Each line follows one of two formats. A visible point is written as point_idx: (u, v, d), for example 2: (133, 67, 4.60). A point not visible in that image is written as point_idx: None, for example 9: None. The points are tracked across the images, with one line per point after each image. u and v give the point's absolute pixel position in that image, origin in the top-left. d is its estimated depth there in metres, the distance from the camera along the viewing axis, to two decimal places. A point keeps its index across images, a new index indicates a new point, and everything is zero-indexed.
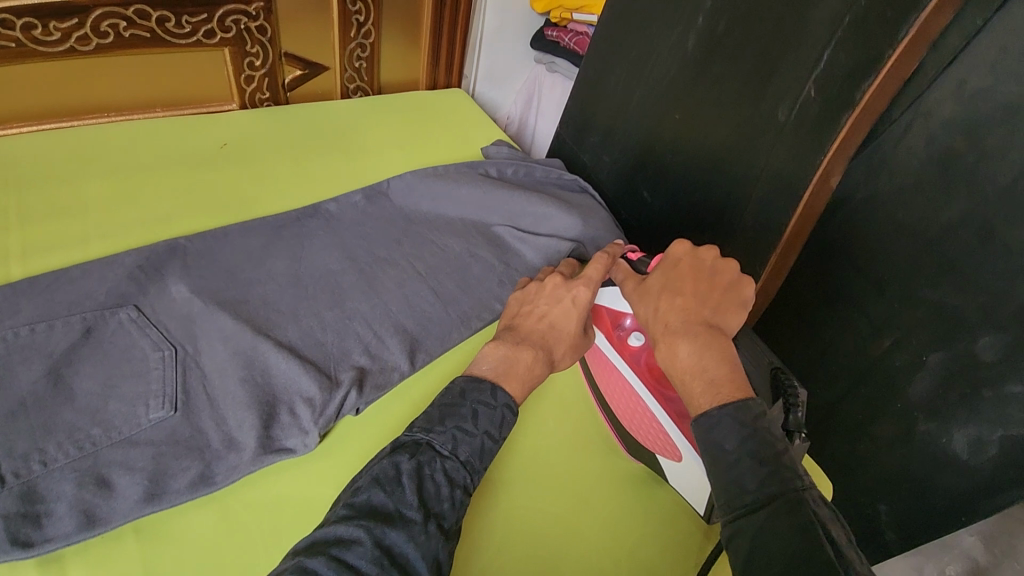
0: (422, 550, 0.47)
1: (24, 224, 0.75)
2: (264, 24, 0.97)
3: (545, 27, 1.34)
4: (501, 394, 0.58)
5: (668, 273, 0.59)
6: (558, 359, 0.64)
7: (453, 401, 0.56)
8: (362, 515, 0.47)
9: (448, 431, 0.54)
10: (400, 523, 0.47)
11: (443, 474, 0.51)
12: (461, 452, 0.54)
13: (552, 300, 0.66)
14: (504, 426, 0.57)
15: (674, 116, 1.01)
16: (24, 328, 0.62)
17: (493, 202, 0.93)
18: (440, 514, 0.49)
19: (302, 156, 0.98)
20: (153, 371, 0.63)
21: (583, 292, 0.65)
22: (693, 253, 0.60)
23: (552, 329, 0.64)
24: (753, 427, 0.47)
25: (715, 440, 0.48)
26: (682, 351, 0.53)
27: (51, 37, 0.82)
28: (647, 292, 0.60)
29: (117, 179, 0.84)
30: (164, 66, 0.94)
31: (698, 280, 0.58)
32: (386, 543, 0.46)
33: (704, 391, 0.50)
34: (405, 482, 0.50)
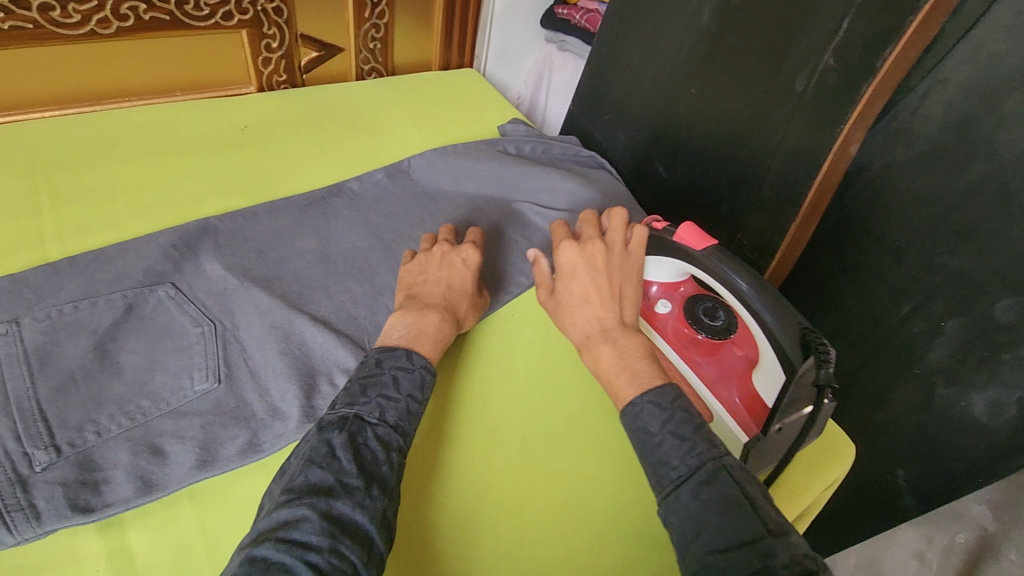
0: (369, 512, 0.49)
1: (56, 207, 0.76)
2: (281, 5, 0.98)
3: (555, 6, 1.34)
4: (417, 356, 0.62)
5: (569, 281, 0.67)
6: (463, 317, 0.72)
7: (371, 372, 0.59)
8: (305, 495, 0.48)
9: (373, 401, 0.57)
10: (343, 493, 0.49)
11: (376, 440, 0.54)
12: (390, 418, 0.57)
13: (445, 267, 0.74)
14: (425, 386, 0.61)
15: (690, 91, 1.01)
16: (67, 306, 0.63)
17: (513, 179, 0.94)
18: (380, 478, 0.52)
19: (322, 136, 0.99)
20: (195, 346, 0.65)
21: (470, 254, 0.76)
22: (582, 255, 0.68)
23: (450, 290, 0.72)
24: (672, 408, 0.54)
25: (641, 424, 0.54)
26: (602, 359, 0.61)
27: (71, 19, 0.82)
28: (561, 298, 0.68)
29: (144, 162, 0.85)
30: (182, 49, 0.94)
31: (599, 282, 0.66)
32: (334, 512, 0.48)
33: (628, 383, 0.58)
34: (340, 455, 0.52)
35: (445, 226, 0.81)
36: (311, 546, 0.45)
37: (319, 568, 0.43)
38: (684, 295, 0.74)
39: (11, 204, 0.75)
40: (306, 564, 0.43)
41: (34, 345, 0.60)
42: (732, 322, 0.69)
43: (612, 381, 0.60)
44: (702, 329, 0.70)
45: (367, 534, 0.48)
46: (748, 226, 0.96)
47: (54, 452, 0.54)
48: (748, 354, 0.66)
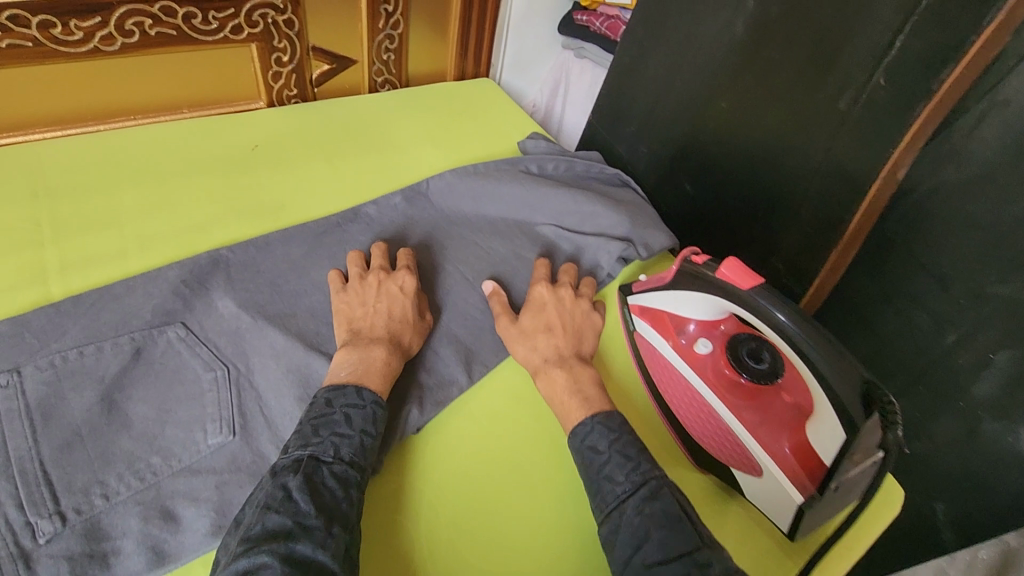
0: (332, 552, 0.48)
1: (58, 238, 0.72)
2: (292, 17, 0.93)
3: (574, 11, 1.28)
4: (368, 391, 0.60)
5: (533, 312, 0.72)
6: (410, 345, 0.68)
7: (321, 413, 0.58)
8: (265, 542, 0.47)
9: (325, 440, 0.55)
10: (302, 534, 0.48)
11: (334, 478, 0.53)
12: (345, 454, 0.55)
13: (383, 296, 0.70)
14: (379, 421, 0.59)
15: (719, 105, 0.95)
16: (72, 352, 0.59)
17: (537, 202, 0.89)
18: (341, 515, 0.51)
19: (336, 155, 0.94)
20: (208, 393, 0.61)
21: (407, 280, 0.73)
22: (555, 294, 0.74)
23: (392, 319, 0.68)
24: (619, 429, 0.59)
25: (589, 444, 0.59)
26: (551, 385, 0.65)
27: (73, 36, 0.77)
28: (523, 325, 0.71)
29: (152, 186, 0.81)
30: (189, 65, 0.89)
31: (565, 320, 0.71)
32: (296, 555, 0.46)
33: (580, 406, 0.62)
34: (297, 497, 0.50)
35: (376, 249, 0.77)
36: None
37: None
38: (725, 333, 0.70)
39: (11, 236, 0.70)
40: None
41: (37, 398, 0.56)
42: (778, 365, 0.65)
43: (560, 403, 0.64)
44: (747, 373, 0.65)
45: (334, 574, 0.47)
46: (783, 250, 0.92)
47: (60, 520, 0.50)
48: (797, 403, 0.62)
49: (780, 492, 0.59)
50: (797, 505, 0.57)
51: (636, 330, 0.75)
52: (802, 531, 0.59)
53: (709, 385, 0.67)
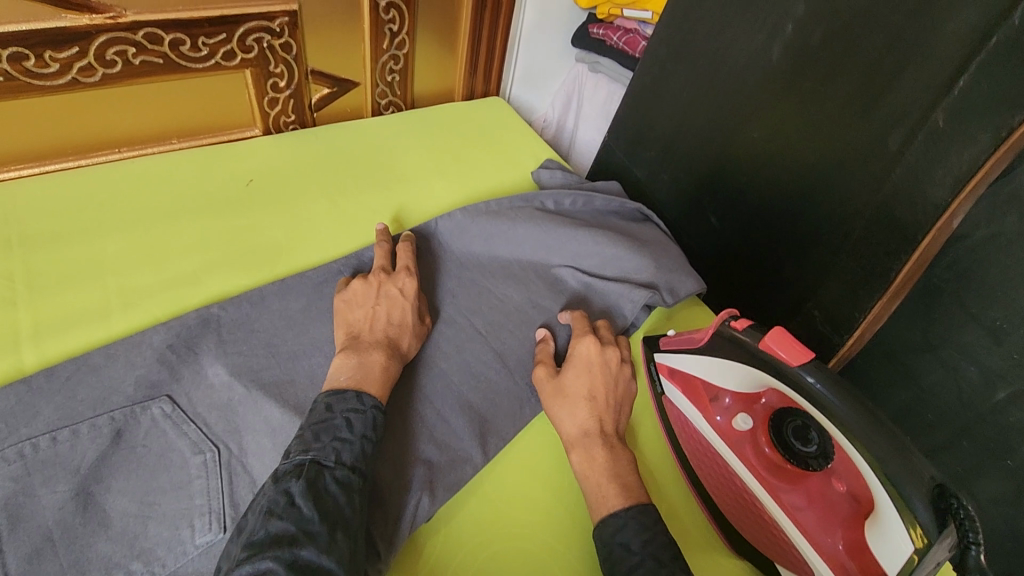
0: (336, 560, 0.46)
1: (34, 295, 0.65)
2: (289, 41, 0.86)
3: (589, 24, 1.21)
4: (369, 397, 0.57)
5: (580, 372, 0.65)
6: (407, 350, 0.66)
7: (322, 417, 0.55)
8: (267, 549, 0.44)
9: (326, 445, 0.53)
10: (306, 539, 0.46)
11: (336, 483, 0.50)
12: (347, 459, 0.52)
13: (383, 297, 0.69)
14: (379, 427, 0.57)
15: (750, 135, 0.89)
16: (44, 439, 0.53)
17: (554, 241, 0.81)
18: (344, 523, 0.48)
19: (337, 191, 0.87)
20: (196, 482, 0.54)
21: (407, 282, 0.71)
22: (602, 354, 0.66)
23: (391, 323, 0.67)
24: (654, 525, 0.53)
25: (620, 541, 0.52)
26: (584, 464, 0.59)
27: (48, 68, 0.71)
28: (565, 385, 0.64)
29: (139, 230, 0.74)
30: (178, 94, 0.83)
31: (609, 387, 0.64)
32: (300, 562, 0.44)
33: (617, 494, 0.56)
34: (300, 502, 0.48)
35: (379, 246, 0.76)
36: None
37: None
38: (767, 406, 0.64)
39: None
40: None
41: (4, 497, 0.50)
42: (828, 447, 0.59)
43: (593, 487, 0.57)
44: (793, 457, 0.60)
45: None
46: (818, 296, 0.85)
47: None
48: (852, 493, 0.56)
49: None
50: None
51: (665, 394, 0.69)
52: None
53: (750, 469, 0.61)
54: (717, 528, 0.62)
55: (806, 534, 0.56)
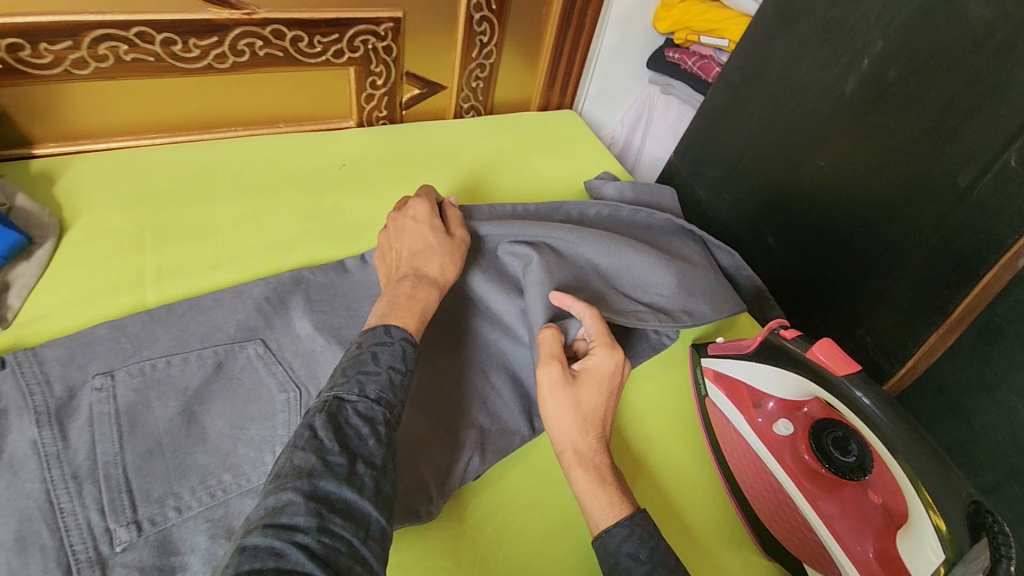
0: (359, 491, 0.48)
1: (159, 243, 0.76)
2: (391, 44, 0.96)
3: (666, 48, 1.26)
4: (396, 330, 0.60)
5: (596, 389, 0.62)
6: (440, 271, 0.70)
7: (353, 355, 0.57)
8: (288, 478, 0.46)
9: (351, 380, 0.54)
10: (326, 471, 0.47)
11: (359, 415, 0.52)
12: (372, 392, 0.54)
13: (401, 232, 0.74)
14: (408, 357, 0.59)
15: (817, 161, 0.91)
16: (161, 361, 0.62)
17: (588, 242, 0.75)
18: (367, 454, 0.50)
19: (420, 181, 0.96)
20: (279, 415, 0.62)
21: (418, 209, 0.75)
22: (616, 371, 0.63)
23: (414, 252, 0.71)
24: (655, 534, 0.55)
25: (626, 551, 0.54)
26: (585, 479, 0.59)
27: (190, 53, 0.82)
28: (577, 395, 0.61)
29: (246, 200, 0.84)
30: (290, 84, 0.93)
31: (610, 404, 0.63)
32: (320, 492, 0.46)
33: (605, 506, 0.57)
34: (322, 435, 0.49)
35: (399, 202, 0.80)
36: (299, 531, 0.43)
37: (309, 549, 0.42)
38: (809, 416, 0.65)
39: (118, 239, 0.75)
40: (295, 547, 0.42)
41: (127, 403, 0.58)
42: (867, 460, 0.60)
43: (590, 496, 0.58)
44: (831, 464, 0.61)
45: (362, 510, 0.47)
46: (874, 322, 0.86)
47: (135, 529, 0.51)
48: (885, 506, 0.57)
49: None
50: None
51: (709, 397, 0.72)
52: None
53: (786, 469, 0.63)
54: (744, 520, 0.65)
55: (838, 538, 0.57)
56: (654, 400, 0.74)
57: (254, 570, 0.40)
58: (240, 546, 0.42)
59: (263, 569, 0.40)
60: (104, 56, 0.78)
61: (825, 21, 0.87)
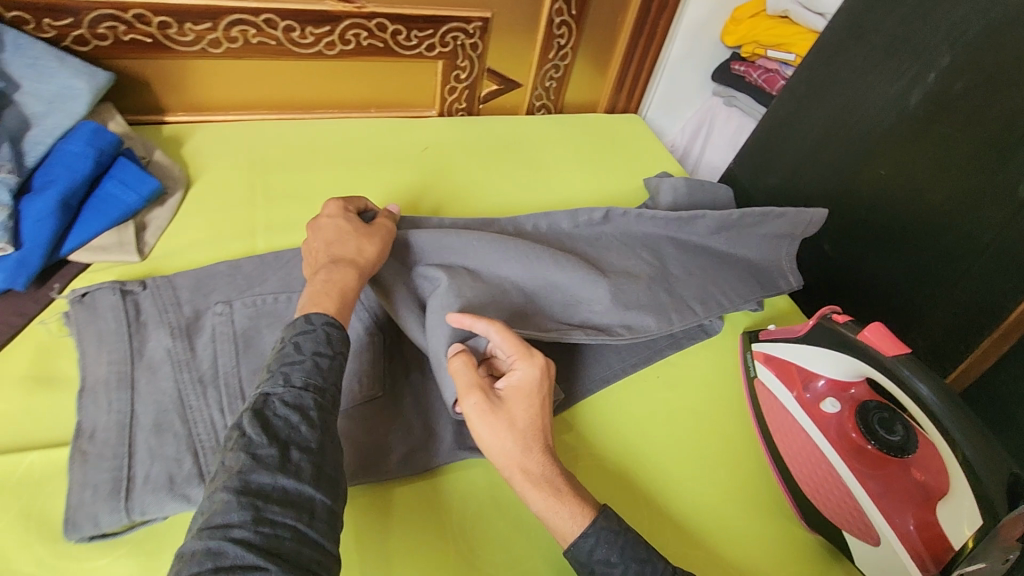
0: (294, 478, 0.47)
1: (268, 202, 0.86)
2: (478, 42, 1.05)
3: (732, 61, 1.32)
4: (317, 316, 0.59)
5: (527, 401, 0.58)
6: (359, 258, 0.67)
7: (276, 349, 0.56)
8: (219, 479, 0.46)
9: (276, 373, 0.53)
10: (256, 464, 0.46)
11: (285, 405, 0.51)
12: (298, 380, 0.53)
13: (316, 230, 0.70)
14: (335, 342, 0.58)
15: (878, 172, 0.94)
16: (270, 296, 0.70)
17: (513, 258, 0.73)
18: (299, 441, 0.49)
19: (495, 167, 1.04)
20: (366, 353, 0.69)
21: (335, 208, 0.72)
22: (540, 380, 0.60)
23: (328, 245, 0.68)
24: (622, 530, 0.55)
25: (599, 559, 0.53)
26: (540, 497, 0.55)
27: (305, 40, 0.93)
28: (504, 412, 0.58)
29: (341, 171, 0.94)
30: (383, 72, 1.03)
31: (544, 414, 0.59)
32: (253, 484, 0.45)
33: (565, 521, 0.55)
34: (248, 430, 0.48)
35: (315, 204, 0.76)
36: (235, 527, 0.43)
37: (249, 541, 0.43)
38: (855, 398, 0.69)
39: (231, 195, 0.86)
40: (231, 543, 0.42)
41: (241, 327, 0.67)
42: (910, 441, 0.64)
43: (551, 515, 0.55)
44: (876, 441, 0.65)
45: (301, 494, 0.47)
46: (926, 323, 0.93)
47: None
48: (925, 483, 0.61)
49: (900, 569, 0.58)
50: None
51: (758, 377, 0.75)
52: None
53: (831, 442, 0.66)
54: (785, 490, 0.68)
55: (880, 507, 0.61)
56: (702, 377, 0.79)
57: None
58: (179, 557, 0.42)
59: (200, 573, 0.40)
60: (235, 38, 0.89)
61: (893, 36, 0.91)
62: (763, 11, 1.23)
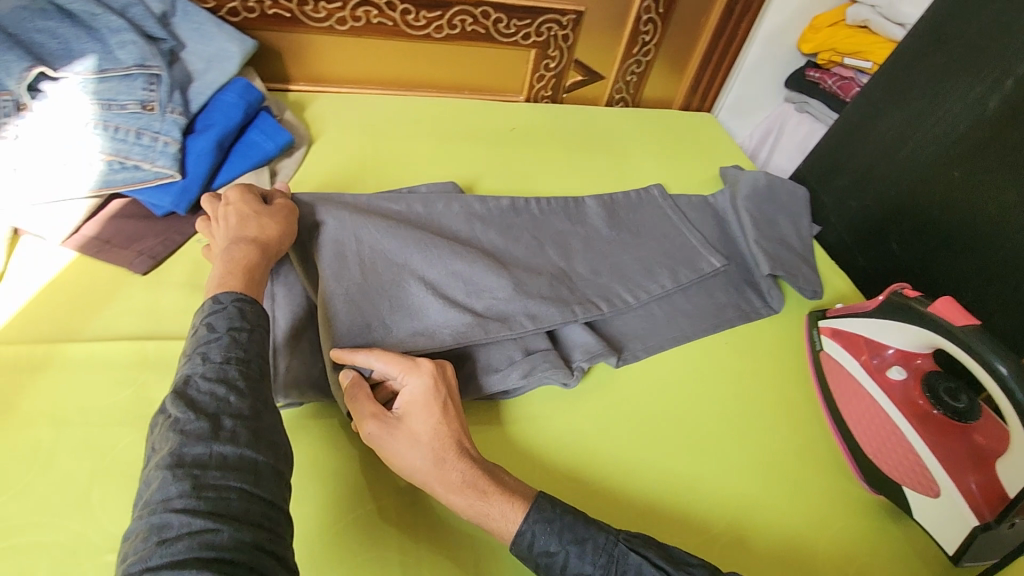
0: (230, 443, 0.48)
1: (378, 163, 0.97)
2: (570, 34, 1.13)
3: (807, 68, 1.36)
4: (226, 295, 0.58)
5: (424, 413, 0.59)
6: (259, 241, 0.66)
7: (193, 336, 0.56)
8: (156, 462, 0.47)
9: (193, 358, 0.53)
10: (186, 440, 0.47)
11: (206, 383, 0.51)
12: (217, 356, 0.53)
13: (217, 220, 0.68)
14: (247, 316, 0.58)
15: (951, 174, 0.97)
16: None
17: (413, 247, 0.73)
18: (228, 410, 0.50)
19: (575, 149, 1.12)
20: None
21: (231, 194, 0.70)
22: (433, 387, 0.60)
23: (229, 230, 0.66)
24: (558, 514, 0.56)
25: (540, 548, 0.55)
26: (463, 502, 0.56)
27: (418, 23, 1.03)
28: (403, 429, 0.58)
29: (439, 142, 1.04)
30: (482, 57, 1.13)
31: (452, 417, 0.60)
32: (187, 459, 0.46)
33: (496, 517, 0.56)
34: (173, 412, 0.49)
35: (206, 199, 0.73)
36: (175, 497, 0.44)
37: (191, 508, 0.44)
38: (920, 368, 0.73)
39: (345, 155, 0.97)
40: (173, 514, 0.43)
41: None
42: (975, 409, 0.68)
43: (483, 516, 0.56)
44: (941, 406, 0.69)
45: (239, 457, 0.48)
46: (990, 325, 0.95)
47: None
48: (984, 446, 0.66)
49: (959, 515, 0.62)
50: (971, 527, 0.61)
51: (824, 350, 0.80)
52: (967, 559, 0.63)
53: (897, 405, 0.71)
54: (847, 452, 0.73)
55: (944, 464, 0.65)
56: (767, 346, 0.84)
57: (139, 552, 0.42)
58: (125, 537, 0.44)
59: (146, 548, 0.42)
60: (359, 17, 1.00)
61: (974, 44, 0.95)
62: (843, 21, 1.28)
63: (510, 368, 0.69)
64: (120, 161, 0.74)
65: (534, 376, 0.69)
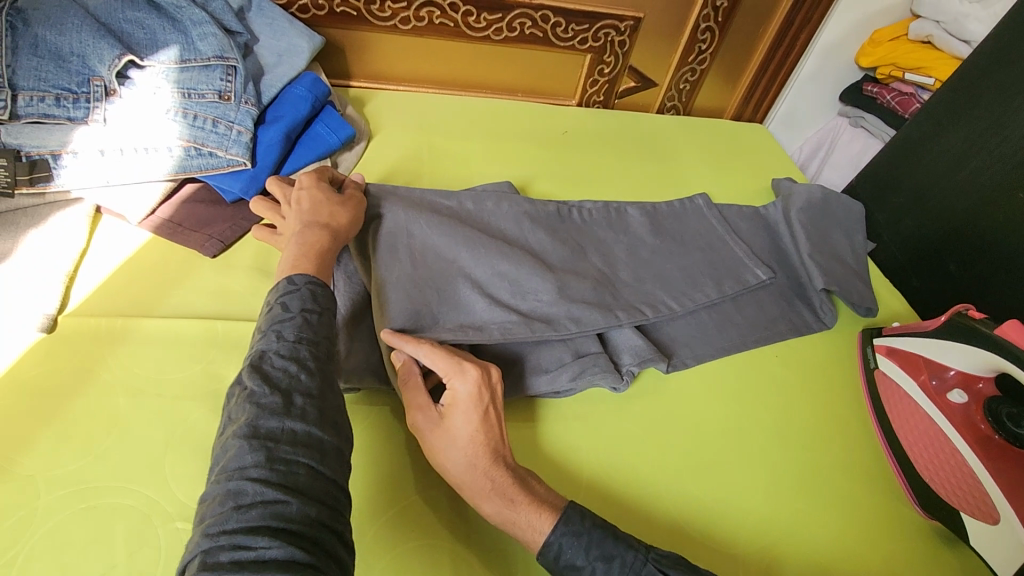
0: (302, 420, 0.47)
1: (433, 159, 0.99)
2: (626, 39, 1.14)
3: (864, 82, 1.33)
4: (300, 275, 0.58)
5: (467, 416, 0.57)
6: (332, 227, 0.66)
7: (265, 311, 0.55)
8: (231, 432, 0.46)
9: (268, 332, 0.52)
10: (263, 411, 0.46)
11: (281, 358, 0.50)
12: (291, 334, 0.52)
13: (289, 203, 0.70)
14: (321, 298, 0.57)
15: (1016, 195, 0.93)
16: None
17: (462, 245, 0.73)
18: (300, 387, 0.49)
19: (625, 154, 1.12)
20: None
21: (304, 178, 0.71)
22: (478, 394, 0.58)
23: (301, 212, 0.67)
24: (586, 529, 0.55)
25: (566, 561, 0.54)
26: (494, 508, 0.55)
27: (478, 24, 1.05)
28: (444, 428, 0.57)
29: (493, 142, 1.05)
30: (537, 60, 1.14)
31: (494, 424, 0.58)
32: (263, 430, 0.45)
33: (526, 527, 0.55)
34: (249, 384, 0.48)
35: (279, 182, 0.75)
36: (251, 466, 0.43)
37: (265, 479, 0.43)
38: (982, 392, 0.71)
39: (403, 150, 0.99)
40: (250, 482, 0.42)
41: None
42: None
43: (513, 524, 0.55)
44: (1003, 430, 0.67)
45: (312, 434, 0.47)
46: None
47: None
48: None
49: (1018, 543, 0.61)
50: None
51: (879, 368, 0.79)
52: None
53: (956, 428, 0.70)
54: (900, 475, 0.72)
55: (1005, 490, 0.64)
56: (818, 361, 0.83)
57: (216, 516, 0.41)
58: (201, 501, 0.43)
59: (222, 512, 0.41)
60: (422, 17, 1.02)
61: None
62: (905, 35, 1.25)
63: (560, 370, 0.70)
64: (197, 148, 0.77)
65: (583, 379, 0.69)
